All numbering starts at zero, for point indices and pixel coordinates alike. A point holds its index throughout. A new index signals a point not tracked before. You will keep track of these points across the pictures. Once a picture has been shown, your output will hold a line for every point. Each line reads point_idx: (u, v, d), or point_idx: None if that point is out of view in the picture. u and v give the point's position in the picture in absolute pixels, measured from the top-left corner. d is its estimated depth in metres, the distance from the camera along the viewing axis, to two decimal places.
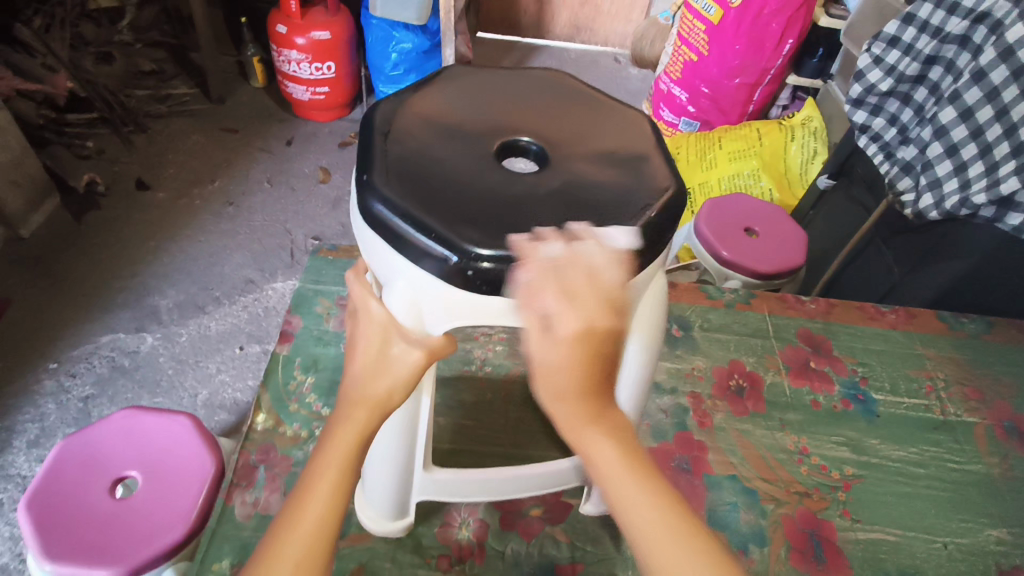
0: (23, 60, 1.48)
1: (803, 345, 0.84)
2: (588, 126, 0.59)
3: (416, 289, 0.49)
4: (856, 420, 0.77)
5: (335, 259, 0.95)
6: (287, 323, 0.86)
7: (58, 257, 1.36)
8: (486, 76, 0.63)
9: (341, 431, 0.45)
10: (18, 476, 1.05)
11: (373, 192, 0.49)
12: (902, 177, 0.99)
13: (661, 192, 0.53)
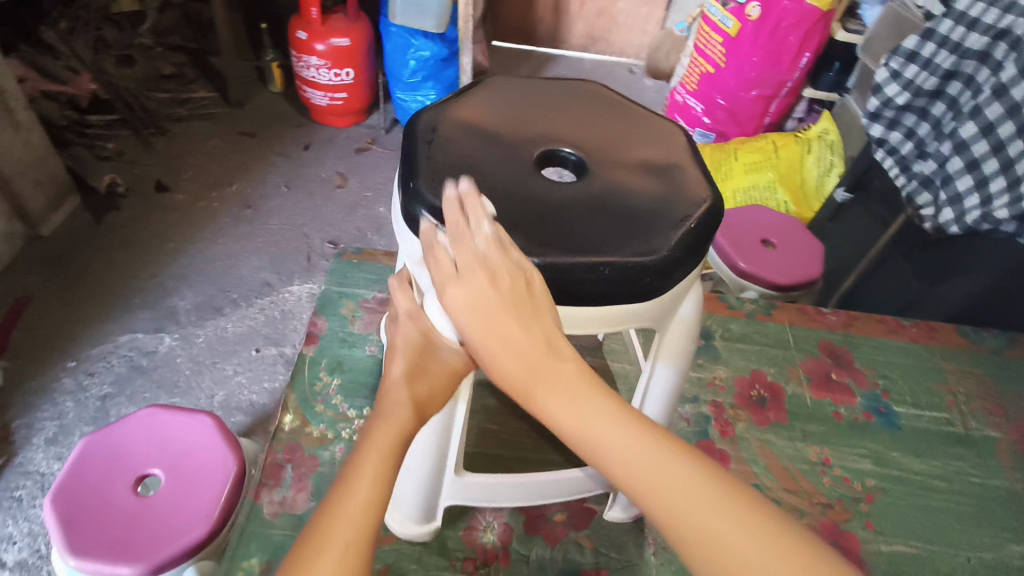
0: (47, 62, 1.51)
1: (825, 356, 0.84)
2: (622, 139, 0.61)
3: None
4: (879, 432, 0.77)
5: (360, 262, 0.96)
6: (313, 324, 0.87)
7: (78, 256, 1.37)
8: (520, 88, 0.65)
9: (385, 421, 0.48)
10: (37, 473, 1.06)
11: (420, 199, 0.52)
12: (921, 191, 0.99)
13: (698, 204, 0.54)
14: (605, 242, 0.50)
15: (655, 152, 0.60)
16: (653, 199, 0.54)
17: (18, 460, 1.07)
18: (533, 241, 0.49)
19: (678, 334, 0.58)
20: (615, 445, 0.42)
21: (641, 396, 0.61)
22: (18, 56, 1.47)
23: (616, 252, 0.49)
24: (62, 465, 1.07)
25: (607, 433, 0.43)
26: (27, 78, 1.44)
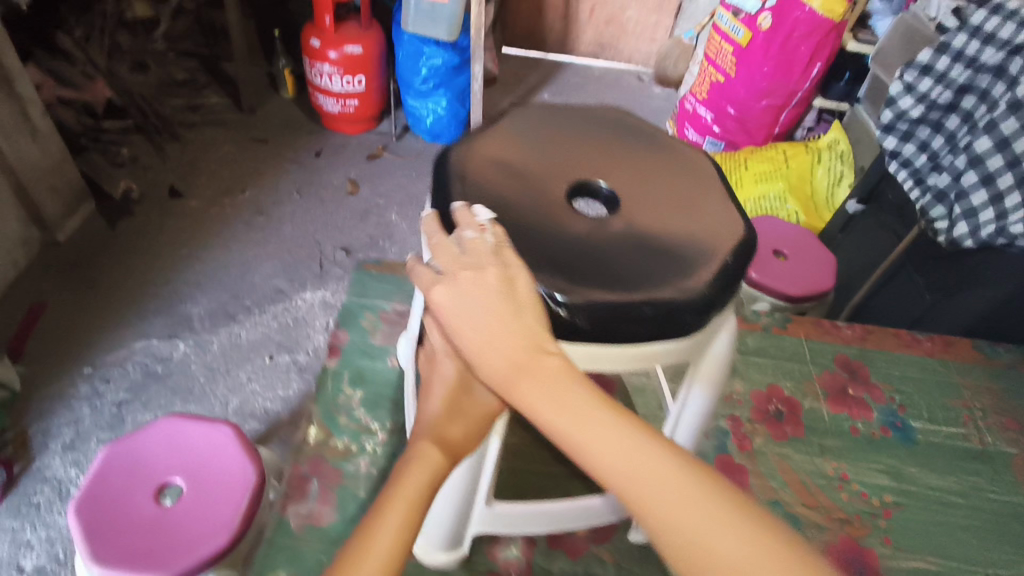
0: (63, 68, 1.50)
1: (841, 370, 0.85)
2: (648, 167, 0.63)
3: None
4: (896, 447, 0.77)
5: (378, 273, 1.02)
6: (335, 336, 0.92)
7: (94, 262, 1.38)
8: (546, 116, 0.67)
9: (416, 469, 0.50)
10: (55, 479, 1.07)
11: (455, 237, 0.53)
12: (935, 205, 0.98)
13: (733, 234, 0.56)
14: (644, 277, 0.51)
15: (678, 180, 0.62)
16: (681, 230, 0.56)
17: (35, 466, 1.08)
18: (572, 279, 0.50)
19: (711, 365, 0.59)
20: (638, 477, 0.42)
21: (673, 422, 0.62)
22: (33, 63, 1.46)
23: (655, 289, 0.51)
24: (79, 471, 1.08)
25: (629, 464, 0.42)
26: (43, 85, 1.45)
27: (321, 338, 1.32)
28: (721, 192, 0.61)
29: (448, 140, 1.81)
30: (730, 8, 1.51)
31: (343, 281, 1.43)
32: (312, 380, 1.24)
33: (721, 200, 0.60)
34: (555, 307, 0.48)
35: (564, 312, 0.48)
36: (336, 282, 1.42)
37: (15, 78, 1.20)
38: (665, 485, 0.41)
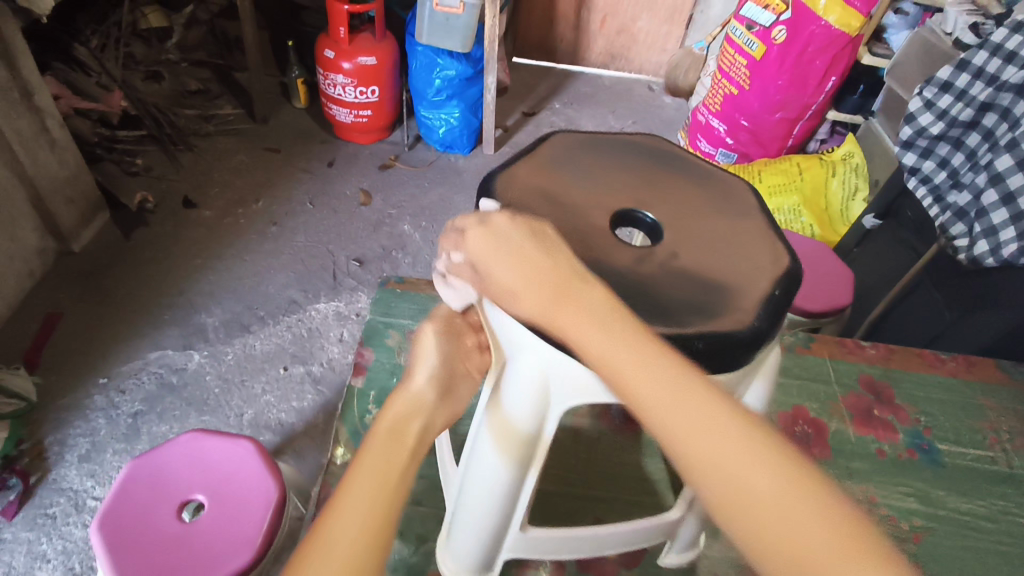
0: (79, 78, 1.53)
1: (865, 392, 0.84)
2: (685, 197, 0.63)
3: (543, 362, 0.51)
4: (923, 470, 0.77)
5: (402, 291, 1.02)
6: (360, 355, 0.92)
7: (109, 272, 1.39)
8: (580, 145, 0.68)
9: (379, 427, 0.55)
10: (71, 490, 1.07)
11: None
12: (955, 222, 0.98)
13: (776, 266, 0.56)
14: (692, 312, 0.51)
15: (712, 209, 0.62)
16: (725, 263, 0.56)
17: (51, 477, 1.08)
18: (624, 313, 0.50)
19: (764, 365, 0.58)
20: (681, 415, 0.41)
21: None
22: (51, 73, 1.49)
23: (705, 323, 0.50)
24: (95, 482, 1.08)
25: (673, 405, 0.41)
26: (62, 96, 1.46)
27: (335, 349, 1.31)
28: (758, 220, 0.61)
29: (460, 150, 1.81)
30: (744, 21, 1.52)
31: (356, 292, 1.43)
32: (326, 392, 1.24)
33: (757, 229, 0.60)
34: None
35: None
36: (350, 293, 1.42)
37: (34, 90, 1.20)
38: (710, 424, 0.41)
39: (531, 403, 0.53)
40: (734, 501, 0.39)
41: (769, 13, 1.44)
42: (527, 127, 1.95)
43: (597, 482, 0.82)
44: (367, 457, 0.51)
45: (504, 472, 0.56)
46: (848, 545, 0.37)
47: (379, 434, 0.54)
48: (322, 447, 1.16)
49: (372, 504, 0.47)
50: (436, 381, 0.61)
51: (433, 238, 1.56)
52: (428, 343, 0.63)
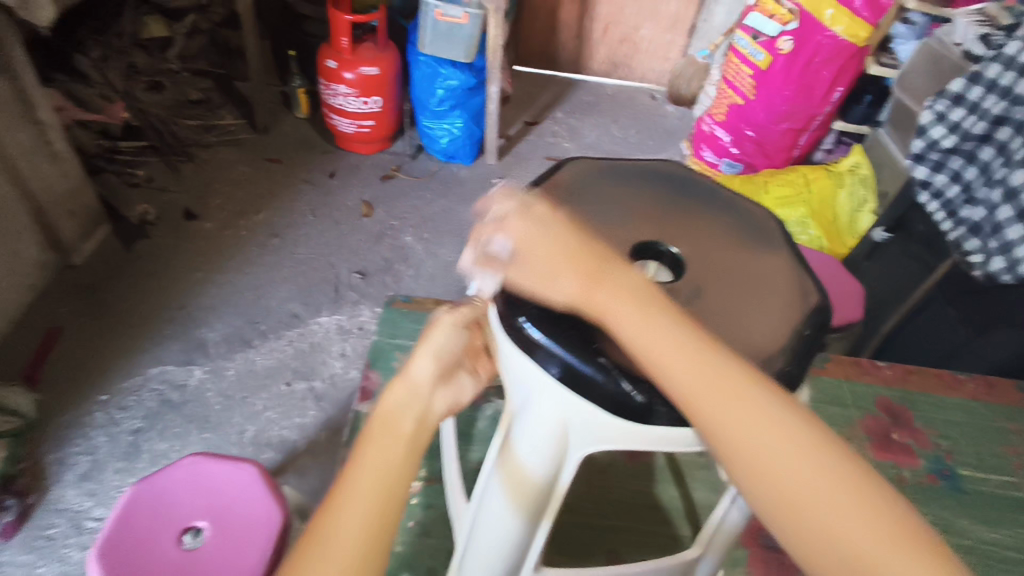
0: (81, 90, 1.49)
1: (884, 414, 0.95)
2: (706, 227, 0.64)
3: (562, 410, 0.55)
4: (946, 496, 0.87)
5: (410, 311, 1.05)
6: (368, 378, 0.95)
7: (109, 286, 1.37)
8: (601, 174, 0.69)
9: (379, 419, 0.54)
10: (69, 511, 1.05)
11: (519, 309, 0.55)
12: (970, 237, 0.96)
13: (807, 298, 0.58)
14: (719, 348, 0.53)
15: (730, 242, 0.63)
16: (747, 299, 0.57)
17: (50, 497, 1.06)
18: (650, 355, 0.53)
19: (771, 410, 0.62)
20: (719, 398, 0.46)
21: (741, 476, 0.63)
22: (54, 85, 1.45)
23: None
24: (95, 502, 1.06)
25: (712, 389, 0.46)
26: (65, 107, 1.44)
27: (337, 364, 1.29)
28: (787, 252, 0.63)
29: (463, 160, 1.79)
30: (748, 31, 1.49)
31: (359, 305, 1.41)
32: (328, 408, 1.22)
33: (775, 262, 0.61)
34: (631, 393, 0.51)
35: (643, 399, 0.52)
36: (351, 306, 1.40)
37: (35, 103, 1.18)
38: (749, 409, 0.45)
39: (550, 450, 0.56)
40: (773, 479, 0.44)
41: (774, 22, 1.41)
42: (530, 137, 1.93)
43: (615, 512, 0.89)
44: (365, 454, 0.51)
45: (522, 513, 0.59)
46: (871, 512, 0.43)
47: (378, 428, 0.53)
48: (325, 464, 1.14)
49: (372, 506, 0.48)
50: (440, 368, 0.58)
51: (437, 250, 1.55)
52: (437, 329, 0.59)
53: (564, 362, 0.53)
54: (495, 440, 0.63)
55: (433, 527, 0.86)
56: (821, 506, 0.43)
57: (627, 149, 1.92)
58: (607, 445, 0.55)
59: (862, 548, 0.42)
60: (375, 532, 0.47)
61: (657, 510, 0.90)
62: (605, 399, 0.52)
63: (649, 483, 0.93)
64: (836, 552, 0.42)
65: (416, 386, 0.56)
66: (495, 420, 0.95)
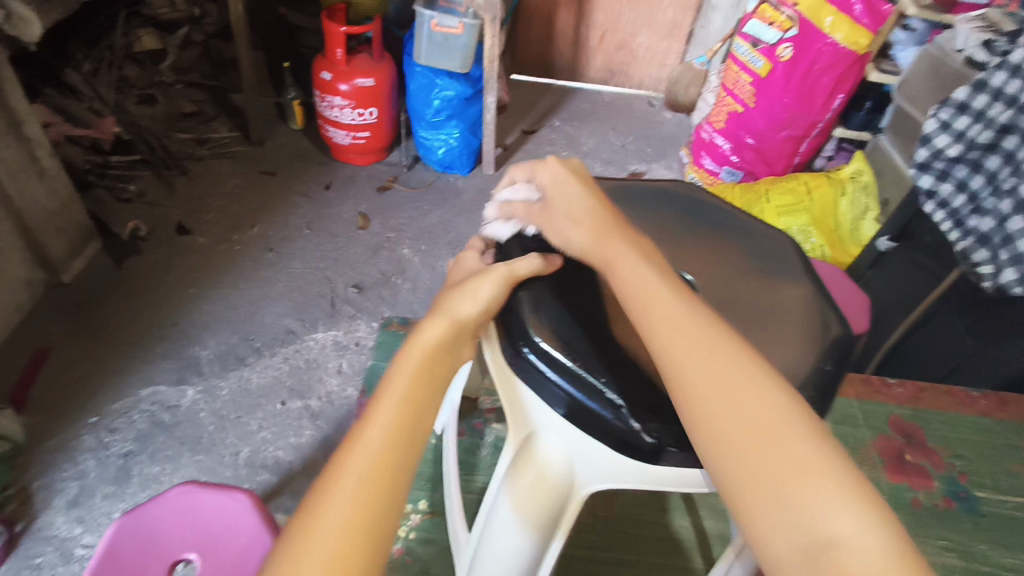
0: (73, 105, 1.52)
1: (896, 435, 0.97)
2: (715, 258, 0.66)
3: (570, 444, 0.55)
4: (962, 520, 0.89)
5: None
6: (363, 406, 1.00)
7: (100, 303, 1.35)
8: (612, 202, 0.70)
9: (410, 354, 0.53)
10: (57, 538, 1.02)
11: (523, 336, 0.55)
12: (978, 248, 0.94)
13: (828, 332, 0.59)
14: None
15: (742, 271, 0.65)
16: (758, 335, 0.58)
17: (37, 525, 1.03)
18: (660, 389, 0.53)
19: None
20: (703, 354, 0.49)
21: None
22: (41, 100, 1.48)
23: None
24: (83, 529, 1.03)
25: (697, 347, 0.50)
26: (52, 123, 1.45)
27: (334, 381, 1.27)
28: (803, 281, 0.64)
29: (460, 170, 1.77)
30: (747, 38, 1.48)
31: (355, 320, 1.38)
32: (325, 427, 1.19)
33: (790, 291, 0.62)
34: (641, 435, 0.51)
35: (653, 440, 0.51)
36: (348, 321, 1.38)
37: (24, 120, 1.17)
38: (730, 370, 0.48)
39: (553, 487, 0.56)
40: (734, 438, 0.45)
41: (773, 30, 1.40)
42: (527, 146, 1.91)
43: (618, 544, 0.87)
44: (388, 388, 0.50)
45: (523, 557, 0.58)
46: (834, 484, 0.43)
47: (409, 361, 0.52)
48: None
49: (389, 438, 0.47)
50: (482, 314, 0.57)
51: (434, 262, 1.52)
52: (488, 275, 0.57)
53: (573, 399, 0.53)
54: (489, 489, 0.61)
55: (433, 561, 0.83)
56: (772, 463, 0.44)
57: (626, 157, 1.90)
58: (614, 483, 0.56)
59: (816, 515, 0.41)
60: (390, 468, 0.45)
61: (668, 540, 0.88)
62: (612, 438, 0.52)
63: (659, 513, 0.91)
64: (787, 516, 0.42)
65: (453, 324, 0.55)
66: (498, 447, 0.93)
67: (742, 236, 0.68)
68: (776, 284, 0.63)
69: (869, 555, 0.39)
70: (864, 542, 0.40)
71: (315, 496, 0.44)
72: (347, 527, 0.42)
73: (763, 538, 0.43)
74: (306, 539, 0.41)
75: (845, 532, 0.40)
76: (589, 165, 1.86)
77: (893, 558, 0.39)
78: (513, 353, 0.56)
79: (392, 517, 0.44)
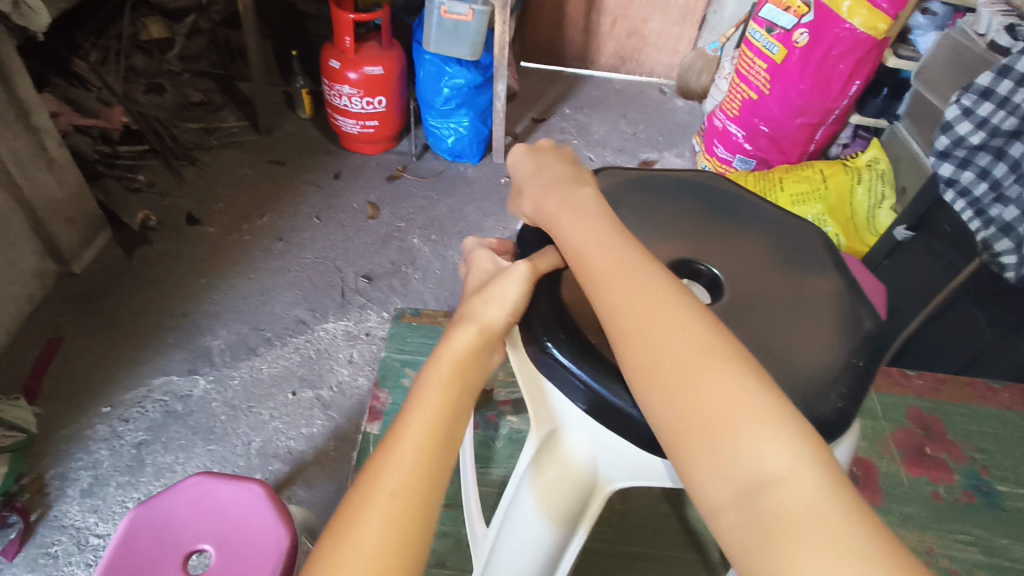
0: (80, 95, 1.51)
1: (916, 428, 0.96)
2: (738, 251, 0.64)
3: (594, 442, 0.54)
4: (984, 514, 0.88)
5: (417, 324, 1.12)
6: (377, 399, 1.00)
7: (111, 293, 1.35)
8: (633, 194, 0.69)
9: (440, 365, 0.53)
10: (72, 527, 1.03)
11: (544, 330, 0.54)
12: (1001, 238, 0.92)
13: (857, 328, 0.58)
14: None
15: (765, 265, 0.63)
16: (784, 331, 0.57)
17: (52, 513, 1.04)
18: None
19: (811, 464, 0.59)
20: (638, 305, 0.48)
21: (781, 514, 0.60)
22: (50, 90, 1.47)
23: None
24: (98, 518, 1.04)
25: (634, 296, 0.49)
26: (60, 113, 1.44)
27: (344, 372, 1.26)
28: (830, 275, 0.63)
29: (469, 159, 1.76)
30: (763, 24, 1.45)
31: (366, 310, 1.38)
32: (337, 417, 1.19)
33: (819, 286, 0.61)
34: None
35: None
36: (359, 311, 1.37)
37: (32, 109, 1.16)
38: (665, 318, 0.47)
39: (576, 482, 0.55)
40: (670, 384, 0.44)
41: (789, 15, 1.37)
42: (537, 134, 1.89)
43: (634, 538, 0.87)
44: (420, 403, 0.50)
45: (545, 550, 0.57)
46: (769, 423, 0.41)
47: (440, 373, 0.52)
48: (333, 475, 1.12)
49: (420, 453, 0.46)
50: (512, 316, 0.56)
51: (444, 252, 1.51)
52: (510, 277, 0.57)
53: (595, 394, 0.51)
54: (508, 485, 0.60)
55: (449, 554, 0.84)
56: (708, 405, 0.43)
57: (637, 145, 1.88)
58: (639, 481, 0.55)
59: (748, 456, 0.40)
60: (424, 484, 0.45)
61: (686, 533, 0.87)
62: (638, 435, 0.51)
63: (678, 506, 0.90)
64: (718, 457, 0.41)
65: (481, 331, 0.55)
66: (512, 439, 0.92)
67: (767, 228, 0.67)
68: (804, 278, 0.62)
69: (799, 493, 0.38)
70: (799, 478, 0.39)
71: (348, 514, 0.44)
72: (383, 545, 0.42)
73: (697, 481, 0.42)
74: (339, 557, 0.41)
75: (777, 468, 0.40)
76: (600, 154, 1.84)
77: (823, 494, 0.38)
78: (534, 348, 0.55)
79: (427, 534, 0.44)
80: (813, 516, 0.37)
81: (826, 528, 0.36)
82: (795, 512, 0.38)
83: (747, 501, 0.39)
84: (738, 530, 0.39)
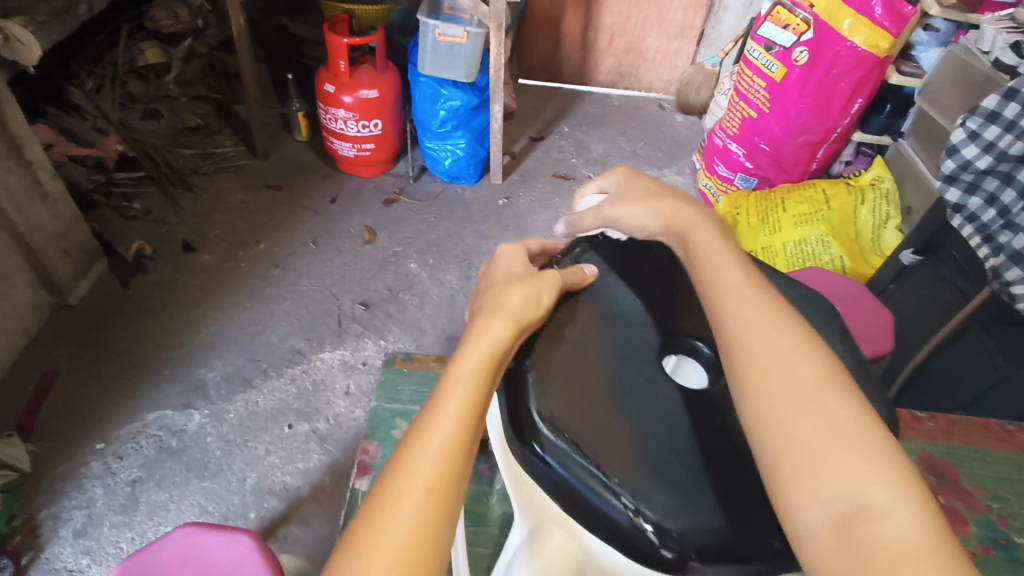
0: (73, 123, 1.49)
1: (928, 473, 0.94)
2: None
3: (574, 539, 0.52)
4: (1003, 569, 0.84)
5: (409, 370, 1.10)
6: (366, 453, 0.97)
7: (106, 326, 1.33)
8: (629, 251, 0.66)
9: (472, 359, 0.51)
10: (64, 570, 1.01)
11: (530, 429, 0.52)
12: (1011, 266, 0.89)
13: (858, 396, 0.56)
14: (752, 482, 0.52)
15: None
16: None
17: (44, 556, 1.02)
18: (674, 495, 0.50)
19: None
20: (761, 328, 0.51)
21: None
22: (43, 119, 1.46)
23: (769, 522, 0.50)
24: (90, 560, 1.02)
25: (754, 317, 0.52)
26: (55, 144, 1.42)
27: (341, 403, 1.24)
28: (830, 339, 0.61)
29: (467, 180, 1.74)
30: (762, 41, 1.43)
31: (362, 338, 1.36)
32: (333, 451, 1.17)
33: None
34: (652, 538, 0.48)
35: (672, 554, 0.48)
36: (355, 339, 1.35)
37: (24, 144, 1.15)
38: (785, 343, 0.50)
39: None
40: (781, 400, 0.46)
41: (789, 33, 1.35)
42: (536, 153, 1.88)
43: None
44: (453, 391, 0.48)
45: None
46: (878, 459, 0.43)
47: (477, 358, 0.51)
48: (329, 516, 1.09)
49: (420, 511, 0.42)
50: (533, 307, 0.56)
51: (442, 277, 1.49)
52: (544, 280, 0.58)
53: (568, 486, 0.50)
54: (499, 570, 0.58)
55: None
56: (814, 428, 0.45)
57: (636, 163, 1.86)
58: None
59: (851, 486, 0.42)
60: (425, 541, 0.41)
61: None
62: (625, 545, 0.49)
63: None
64: (824, 478, 0.42)
65: (515, 325, 0.54)
66: (507, 493, 0.90)
67: None
68: None
69: (903, 529, 0.39)
70: (900, 515, 0.40)
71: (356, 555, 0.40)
72: None
73: (795, 501, 0.43)
74: None
75: (880, 503, 0.41)
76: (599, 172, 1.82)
77: (925, 535, 0.39)
78: (518, 447, 0.53)
79: None
80: (916, 554, 0.38)
81: (923, 562, 0.38)
82: (897, 545, 0.39)
83: (845, 526, 0.40)
84: (832, 555, 0.40)
